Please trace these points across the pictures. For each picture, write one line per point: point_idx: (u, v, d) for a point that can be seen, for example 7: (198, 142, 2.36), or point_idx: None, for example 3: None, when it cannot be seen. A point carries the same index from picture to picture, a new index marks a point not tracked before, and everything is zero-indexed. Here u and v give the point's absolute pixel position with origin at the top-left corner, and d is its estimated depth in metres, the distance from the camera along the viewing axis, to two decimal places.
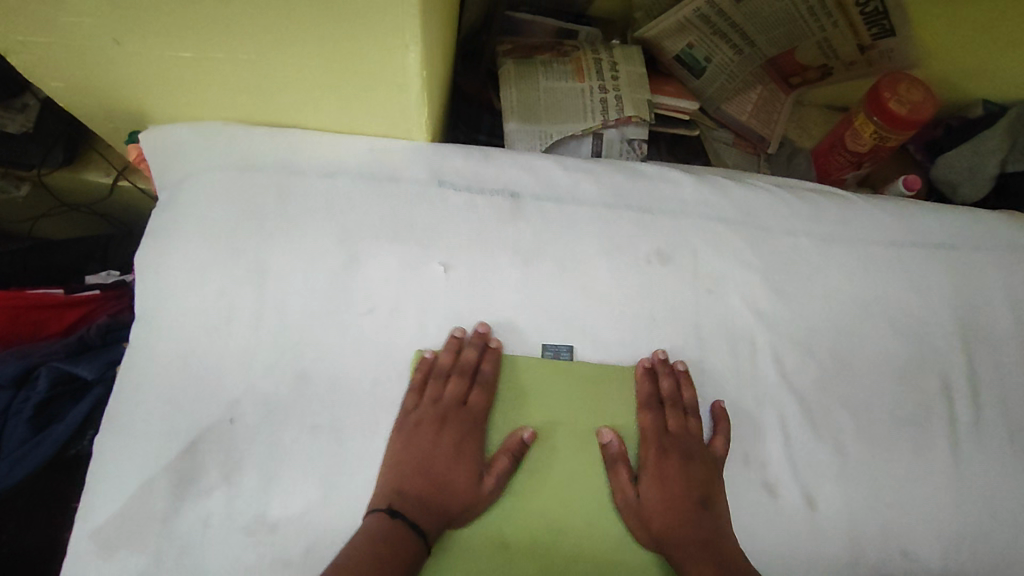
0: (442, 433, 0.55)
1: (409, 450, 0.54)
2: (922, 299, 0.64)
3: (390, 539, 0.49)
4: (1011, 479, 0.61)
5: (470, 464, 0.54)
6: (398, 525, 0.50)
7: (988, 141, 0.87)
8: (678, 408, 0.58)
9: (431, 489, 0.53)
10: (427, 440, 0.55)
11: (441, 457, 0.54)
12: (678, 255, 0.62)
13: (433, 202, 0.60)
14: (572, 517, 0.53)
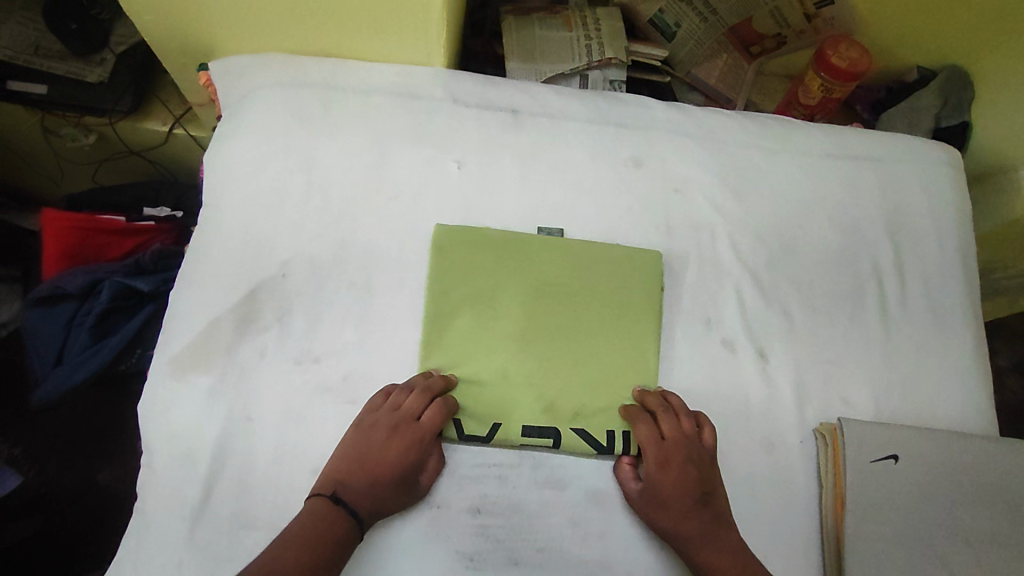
0: (393, 438, 0.59)
1: (356, 453, 0.59)
2: (855, 200, 0.77)
3: (326, 523, 0.55)
4: (933, 342, 0.72)
5: (411, 464, 0.59)
6: (338, 510, 0.56)
7: (923, 99, 1.00)
8: (672, 416, 0.63)
9: (376, 486, 0.58)
10: (357, 437, 0.60)
11: (389, 459, 0.59)
12: (649, 161, 0.75)
13: (449, 115, 0.74)
14: (562, 359, 0.66)
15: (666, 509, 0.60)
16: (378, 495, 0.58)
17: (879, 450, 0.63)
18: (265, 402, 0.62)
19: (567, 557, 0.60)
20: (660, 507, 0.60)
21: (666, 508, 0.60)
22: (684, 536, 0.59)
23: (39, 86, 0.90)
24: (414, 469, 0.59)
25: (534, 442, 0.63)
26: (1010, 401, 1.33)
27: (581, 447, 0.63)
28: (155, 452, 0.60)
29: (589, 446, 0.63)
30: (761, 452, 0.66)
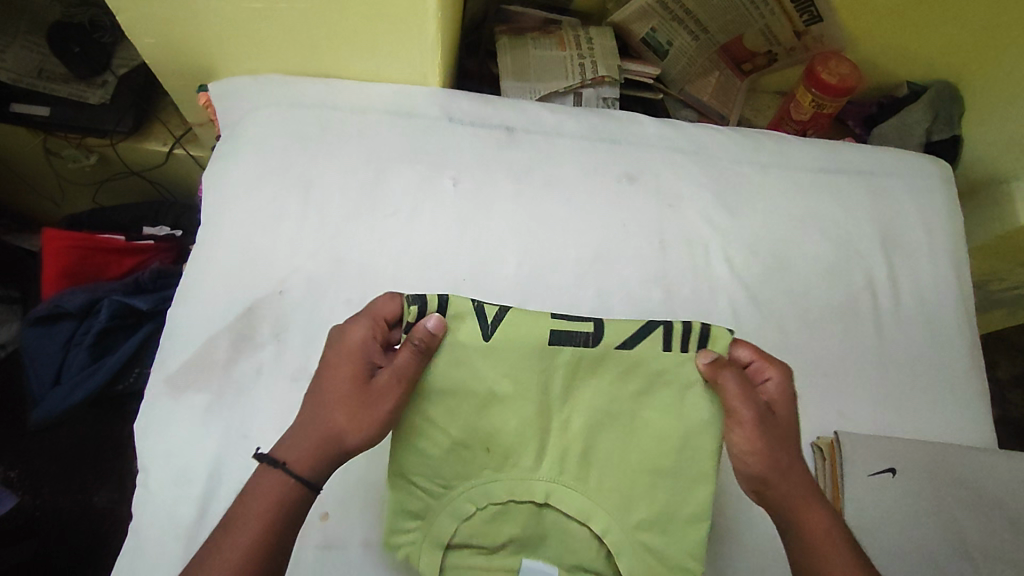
0: (338, 369, 0.52)
1: (319, 392, 0.52)
2: (847, 213, 0.77)
3: (266, 487, 0.49)
4: (928, 353, 0.72)
5: (353, 390, 0.51)
6: (275, 472, 0.49)
7: (914, 114, 1.02)
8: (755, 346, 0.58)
9: (324, 430, 0.51)
10: (325, 377, 0.52)
11: (332, 391, 0.52)
12: (643, 177, 0.76)
13: (444, 134, 0.75)
14: None
15: (780, 454, 0.53)
16: (326, 436, 0.51)
17: (877, 463, 0.63)
18: (260, 420, 0.62)
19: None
20: (774, 449, 0.53)
21: (779, 453, 0.53)
22: (797, 492, 0.53)
23: (43, 108, 0.92)
24: (362, 398, 0.51)
25: (563, 342, 0.55)
26: (1011, 415, 1.33)
27: (613, 349, 0.55)
28: (150, 471, 0.60)
29: (619, 345, 0.55)
30: None
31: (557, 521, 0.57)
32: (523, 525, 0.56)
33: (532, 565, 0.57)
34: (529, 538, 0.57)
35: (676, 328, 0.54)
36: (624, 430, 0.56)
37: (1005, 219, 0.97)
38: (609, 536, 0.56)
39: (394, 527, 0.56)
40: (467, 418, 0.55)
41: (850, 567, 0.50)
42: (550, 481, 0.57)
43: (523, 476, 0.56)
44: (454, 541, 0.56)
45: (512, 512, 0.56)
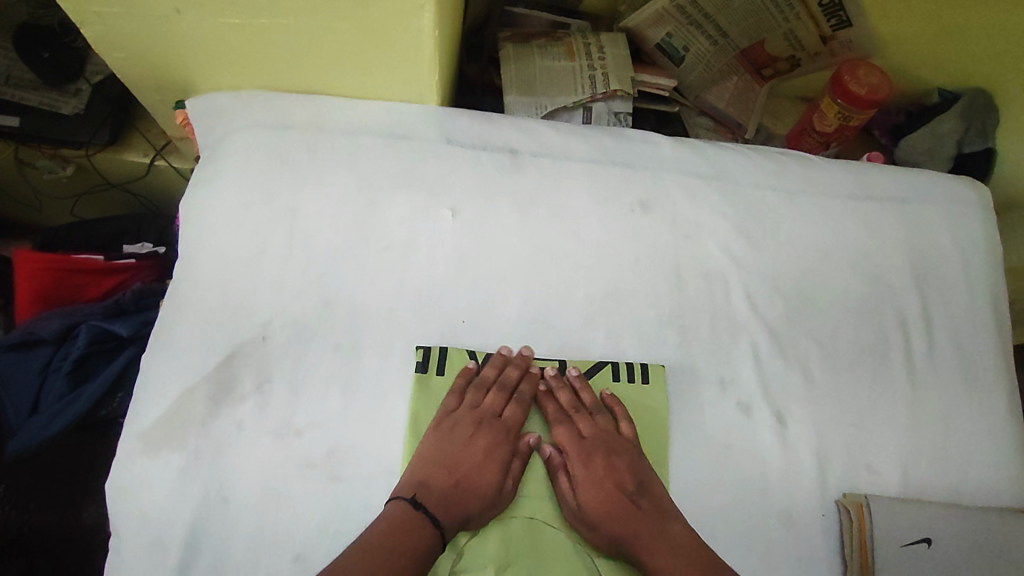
0: (476, 435, 0.60)
1: (441, 451, 0.59)
2: (877, 244, 0.71)
3: (409, 526, 0.53)
4: (964, 399, 0.67)
5: (488, 460, 0.59)
6: (418, 515, 0.54)
7: (944, 124, 0.95)
8: (581, 412, 0.62)
9: (449, 492, 0.57)
10: (455, 441, 0.60)
11: (473, 456, 0.59)
12: (658, 205, 0.70)
13: (442, 157, 0.69)
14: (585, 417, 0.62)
15: (606, 510, 0.58)
16: (462, 492, 0.57)
17: (909, 534, 0.58)
18: (242, 481, 0.57)
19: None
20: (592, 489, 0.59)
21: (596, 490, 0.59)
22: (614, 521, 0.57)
23: (12, 118, 0.85)
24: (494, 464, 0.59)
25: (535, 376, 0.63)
26: None
27: (576, 379, 0.63)
28: (125, 538, 0.55)
29: (582, 375, 0.63)
30: (781, 529, 0.60)
31: (552, 541, 0.57)
32: (519, 546, 0.56)
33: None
34: (526, 558, 0.56)
35: (622, 365, 0.64)
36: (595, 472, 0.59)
37: None
38: (600, 556, 0.58)
39: None
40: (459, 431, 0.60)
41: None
42: (541, 498, 0.59)
43: (516, 493, 0.58)
44: (455, 570, 0.55)
45: (508, 533, 0.57)
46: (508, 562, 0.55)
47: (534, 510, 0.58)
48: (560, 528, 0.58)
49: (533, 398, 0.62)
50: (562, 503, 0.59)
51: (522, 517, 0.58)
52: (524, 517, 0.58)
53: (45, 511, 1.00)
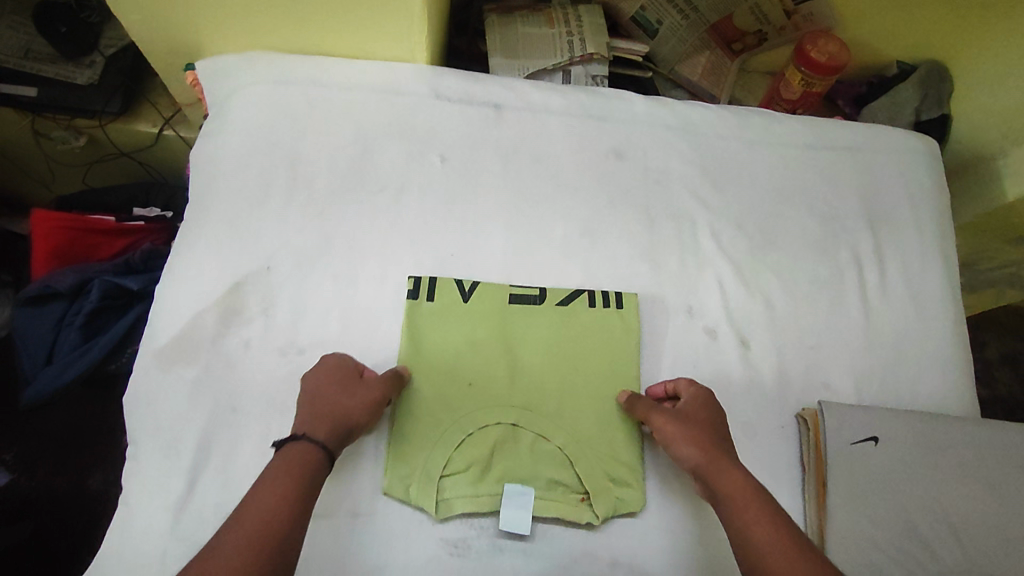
0: (321, 379, 0.59)
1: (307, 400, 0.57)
2: (834, 187, 0.77)
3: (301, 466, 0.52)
4: (914, 325, 0.73)
5: (349, 394, 0.58)
6: (301, 455, 0.52)
7: (903, 92, 1.03)
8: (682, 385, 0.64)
9: (328, 423, 0.55)
10: (310, 389, 0.58)
11: (334, 394, 0.58)
12: (631, 153, 0.76)
13: (432, 110, 0.75)
14: (564, 336, 0.67)
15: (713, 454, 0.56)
16: (332, 419, 0.56)
17: (858, 433, 0.64)
18: (250, 393, 0.62)
19: (551, 543, 0.59)
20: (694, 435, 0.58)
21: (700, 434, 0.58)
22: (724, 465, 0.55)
23: (30, 88, 0.91)
24: (361, 392, 0.58)
25: (517, 303, 0.67)
26: None
27: (555, 305, 0.68)
28: (140, 444, 0.60)
29: (560, 303, 0.68)
30: (743, 439, 0.66)
31: (533, 446, 0.62)
32: (503, 448, 0.61)
33: (515, 489, 0.60)
34: (508, 459, 0.61)
35: (597, 292, 0.69)
36: (570, 383, 0.65)
37: (994, 195, 0.95)
38: (578, 460, 0.61)
39: (397, 467, 0.60)
40: (447, 352, 0.65)
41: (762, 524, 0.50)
42: (522, 408, 0.63)
43: (497, 403, 0.62)
44: (445, 474, 0.60)
45: (492, 440, 0.61)
46: (493, 462, 0.61)
47: (517, 419, 0.62)
48: (539, 435, 0.62)
49: (516, 320, 0.67)
50: (542, 414, 0.63)
51: (505, 424, 0.62)
52: (509, 425, 0.62)
53: (55, 475, 1.01)
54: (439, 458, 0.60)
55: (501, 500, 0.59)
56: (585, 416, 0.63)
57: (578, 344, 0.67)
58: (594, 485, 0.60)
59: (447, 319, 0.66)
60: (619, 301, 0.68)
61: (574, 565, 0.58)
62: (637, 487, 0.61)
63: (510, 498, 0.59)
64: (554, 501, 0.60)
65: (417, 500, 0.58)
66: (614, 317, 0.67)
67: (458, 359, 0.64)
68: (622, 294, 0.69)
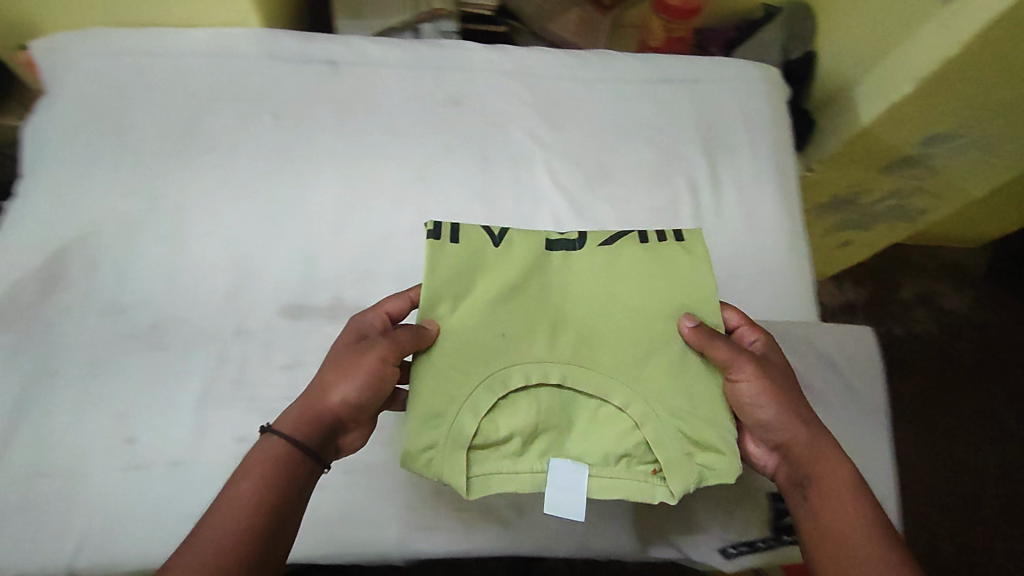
0: (334, 348, 0.54)
1: (335, 362, 0.52)
2: (670, 119, 0.78)
3: (274, 467, 0.47)
4: (748, 242, 0.75)
5: (405, 357, 0.52)
6: (262, 452, 0.47)
7: (770, 34, 1.06)
8: (754, 336, 0.59)
9: (310, 409, 0.50)
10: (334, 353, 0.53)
11: (330, 366, 0.52)
12: (468, 100, 0.77)
13: (265, 72, 0.75)
14: (629, 271, 0.58)
15: (801, 420, 0.53)
16: (315, 403, 0.50)
17: None
18: (71, 353, 0.64)
19: (381, 472, 0.62)
20: (783, 400, 0.54)
21: (802, 402, 0.55)
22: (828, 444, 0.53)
23: None
24: (350, 369, 0.51)
25: (555, 247, 0.59)
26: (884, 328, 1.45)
27: (597, 246, 0.59)
28: None
29: (604, 243, 0.59)
30: None
31: (590, 411, 0.54)
32: (551, 413, 0.53)
33: (567, 465, 0.52)
34: (558, 427, 0.53)
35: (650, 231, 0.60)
36: (647, 325, 0.56)
37: (851, 122, 0.97)
38: (645, 423, 0.52)
39: (420, 424, 0.51)
40: (476, 303, 0.55)
41: (867, 523, 0.47)
42: (569, 363, 0.54)
43: (552, 346, 0.54)
44: (476, 441, 0.51)
45: (544, 402, 0.53)
46: (539, 432, 0.53)
47: (562, 375, 0.54)
48: (595, 396, 0.54)
49: (553, 263, 0.58)
50: (594, 366, 0.54)
51: (551, 386, 0.54)
52: (552, 385, 0.54)
53: None
54: (243, 421, 0.65)
55: (546, 479, 0.52)
56: (648, 369, 0.54)
57: (629, 286, 0.57)
58: (667, 458, 0.51)
59: (476, 272, 0.56)
60: (678, 235, 0.60)
61: (398, 489, 0.62)
62: (730, 455, 0.51)
63: (556, 474, 0.52)
64: (617, 479, 0.52)
65: (441, 475, 0.50)
66: (677, 254, 0.59)
67: (524, 313, 0.55)
68: (682, 230, 0.61)
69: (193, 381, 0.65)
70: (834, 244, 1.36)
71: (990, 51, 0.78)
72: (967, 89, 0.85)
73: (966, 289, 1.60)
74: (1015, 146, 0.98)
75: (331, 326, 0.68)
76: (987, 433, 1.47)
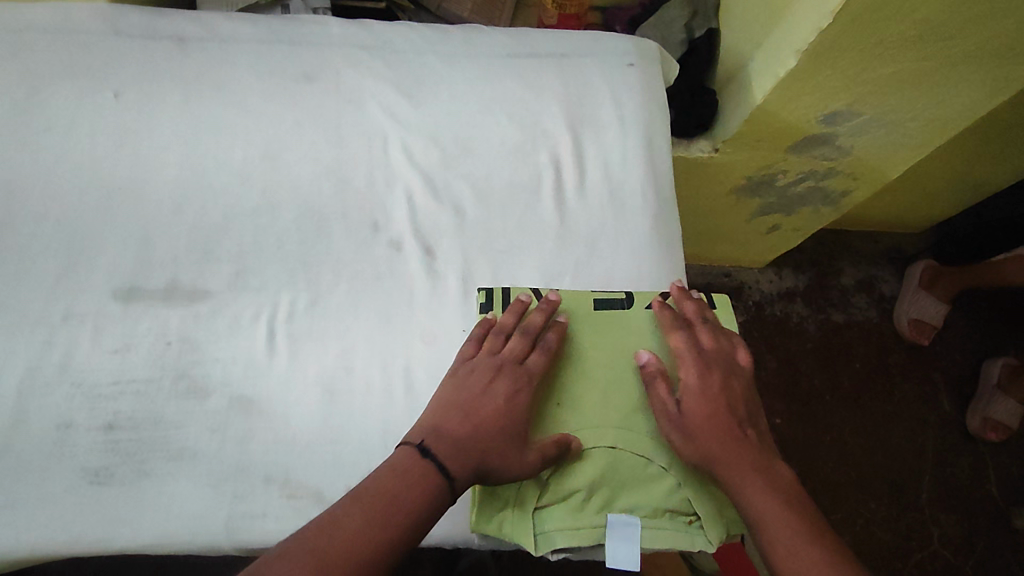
0: (497, 381, 0.56)
1: (485, 398, 0.55)
2: (534, 94, 0.76)
3: (423, 476, 0.50)
4: (612, 217, 0.72)
5: (518, 434, 0.55)
6: (428, 462, 0.51)
7: (672, 12, 1.05)
8: (705, 327, 0.60)
9: (472, 441, 0.53)
10: (502, 387, 0.56)
11: (489, 406, 0.55)
12: (321, 75, 0.75)
13: (109, 48, 0.73)
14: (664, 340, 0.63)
15: (707, 427, 0.55)
16: (476, 442, 0.53)
17: None
18: None
19: (208, 463, 0.58)
20: (698, 399, 0.57)
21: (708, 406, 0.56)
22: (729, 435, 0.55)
23: None
24: (511, 411, 0.55)
25: (602, 308, 0.64)
26: (818, 320, 1.41)
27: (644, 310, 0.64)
28: None
29: (648, 306, 0.64)
30: (419, 344, 0.64)
31: (638, 470, 0.58)
32: (605, 473, 0.57)
33: (620, 519, 0.57)
34: (611, 485, 0.57)
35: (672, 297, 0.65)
36: (641, 400, 0.60)
37: (747, 99, 0.94)
38: (687, 482, 0.58)
39: (486, 497, 0.56)
40: None
41: (782, 523, 0.51)
42: (621, 428, 0.58)
43: (597, 423, 0.59)
44: (541, 504, 0.57)
45: (597, 464, 0.57)
46: (593, 490, 0.57)
47: (615, 439, 0.58)
48: (643, 456, 0.58)
49: (600, 327, 0.63)
50: (642, 432, 0.59)
51: (605, 446, 0.58)
52: (607, 447, 0.58)
53: None
54: (68, 408, 0.58)
55: (606, 533, 0.56)
56: None
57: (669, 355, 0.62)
58: (704, 510, 0.57)
59: None
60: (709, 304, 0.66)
61: (220, 482, 0.57)
62: None
63: (615, 530, 0.56)
64: (662, 528, 0.57)
65: (512, 535, 0.55)
66: None
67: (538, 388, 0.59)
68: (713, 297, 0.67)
69: (15, 367, 0.59)
70: (760, 230, 1.30)
71: (861, 17, 0.74)
72: (847, 60, 0.82)
73: None
74: (919, 121, 0.94)
75: (165, 309, 0.63)
76: (929, 428, 1.33)
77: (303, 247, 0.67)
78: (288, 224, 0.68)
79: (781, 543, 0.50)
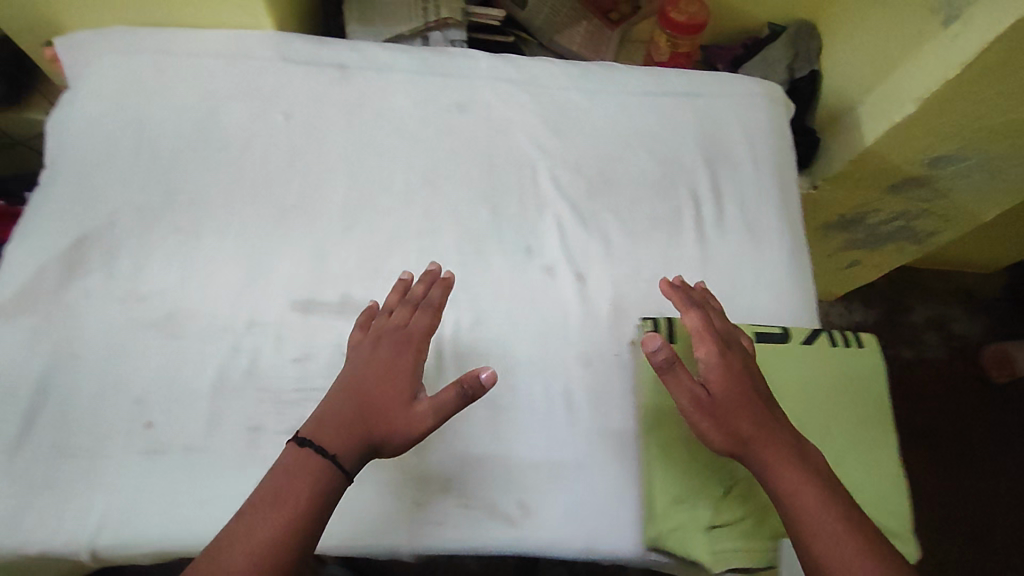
0: (379, 350, 0.60)
1: (357, 376, 0.58)
2: (671, 131, 0.80)
3: (290, 468, 0.53)
4: (751, 252, 0.75)
5: (412, 390, 0.57)
6: (304, 451, 0.54)
7: (775, 52, 1.07)
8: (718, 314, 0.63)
9: (342, 425, 0.55)
10: (382, 357, 0.59)
11: (371, 375, 0.58)
12: (472, 106, 0.79)
13: (279, 74, 0.78)
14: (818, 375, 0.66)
15: (739, 412, 0.56)
16: (379, 421, 0.55)
17: None
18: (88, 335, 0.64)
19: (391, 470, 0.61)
20: (728, 382, 0.57)
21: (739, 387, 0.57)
22: (762, 417, 0.56)
23: None
24: (388, 379, 0.57)
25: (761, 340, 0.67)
26: (893, 355, 1.42)
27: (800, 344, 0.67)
28: None
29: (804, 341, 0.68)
30: (578, 366, 0.67)
31: None
32: None
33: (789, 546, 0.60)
34: None
35: (824, 334, 0.68)
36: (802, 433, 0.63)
37: (856, 141, 0.98)
38: None
39: (662, 514, 0.60)
40: None
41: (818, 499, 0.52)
42: None
43: None
44: (711, 525, 0.60)
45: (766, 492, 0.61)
46: (764, 516, 0.60)
47: None
48: None
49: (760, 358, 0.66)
50: None
51: None
52: None
53: None
54: (257, 411, 0.62)
55: (775, 557, 0.60)
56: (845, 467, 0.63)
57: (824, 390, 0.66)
58: None
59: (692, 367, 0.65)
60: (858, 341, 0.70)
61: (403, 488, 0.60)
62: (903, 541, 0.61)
63: (784, 556, 0.59)
64: None
65: (687, 553, 0.59)
66: (857, 358, 0.68)
67: None
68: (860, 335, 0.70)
69: (210, 371, 0.63)
70: (840, 264, 1.32)
71: (987, 74, 0.78)
72: (966, 111, 0.85)
73: (981, 315, 1.48)
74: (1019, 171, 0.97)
75: (342, 321, 0.67)
76: (1007, 469, 1.33)
77: (462, 268, 0.71)
78: (449, 246, 0.72)
79: (820, 527, 0.51)
